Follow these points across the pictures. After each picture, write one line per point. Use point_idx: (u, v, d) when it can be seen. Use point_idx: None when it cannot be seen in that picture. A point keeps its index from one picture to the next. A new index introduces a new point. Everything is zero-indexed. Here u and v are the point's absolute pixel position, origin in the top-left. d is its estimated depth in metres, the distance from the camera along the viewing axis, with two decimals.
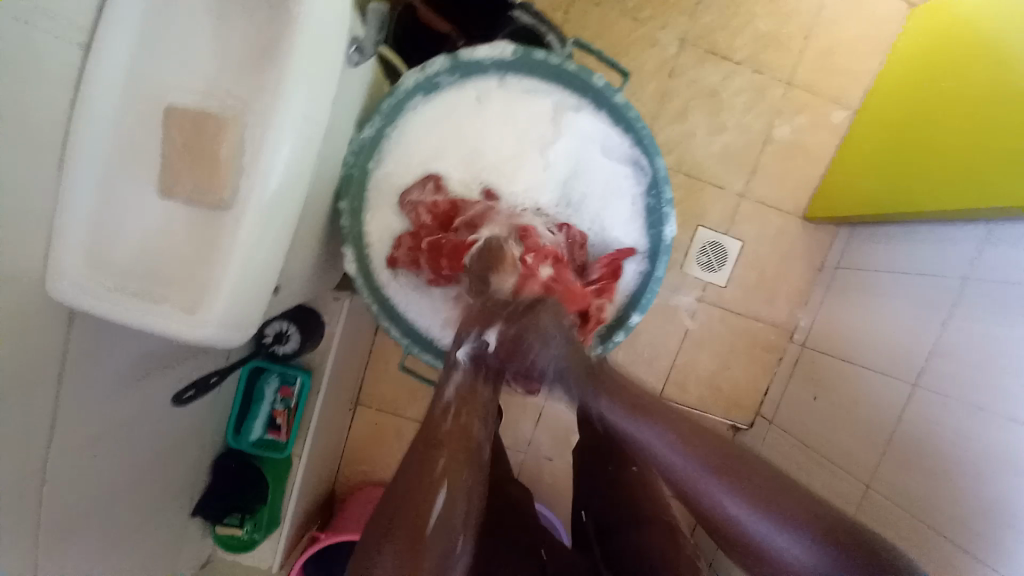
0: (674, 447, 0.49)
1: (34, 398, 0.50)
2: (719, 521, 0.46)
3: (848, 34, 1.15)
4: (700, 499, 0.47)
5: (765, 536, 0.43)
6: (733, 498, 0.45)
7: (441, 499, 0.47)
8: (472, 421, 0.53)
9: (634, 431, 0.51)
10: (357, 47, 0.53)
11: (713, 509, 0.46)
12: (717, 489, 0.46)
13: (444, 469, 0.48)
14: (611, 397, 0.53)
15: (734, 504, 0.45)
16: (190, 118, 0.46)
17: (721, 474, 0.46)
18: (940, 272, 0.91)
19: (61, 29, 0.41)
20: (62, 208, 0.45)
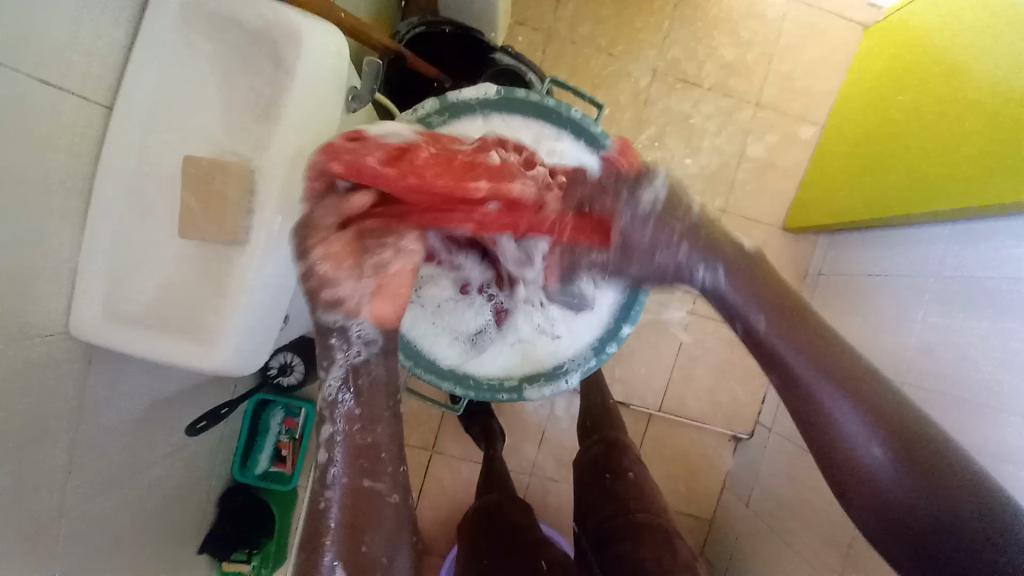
0: (795, 345, 0.49)
1: (53, 435, 0.52)
2: (812, 409, 0.47)
3: (807, 57, 1.24)
4: (804, 389, 0.47)
5: (856, 430, 0.44)
6: (840, 396, 0.46)
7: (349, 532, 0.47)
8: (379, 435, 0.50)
9: (746, 317, 0.52)
10: (353, 97, 0.59)
11: (811, 399, 0.47)
12: (837, 398, 0.46)
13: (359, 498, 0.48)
14: (755, 293, 0.53)
15: (840, 401, 0.46)
16: (202, 168, 0.50)
17: (837, 377, 0.47)
18: (913, 273, 0.97)
19: (84, 92, 0.46)
20: (84, 255, 0.49)
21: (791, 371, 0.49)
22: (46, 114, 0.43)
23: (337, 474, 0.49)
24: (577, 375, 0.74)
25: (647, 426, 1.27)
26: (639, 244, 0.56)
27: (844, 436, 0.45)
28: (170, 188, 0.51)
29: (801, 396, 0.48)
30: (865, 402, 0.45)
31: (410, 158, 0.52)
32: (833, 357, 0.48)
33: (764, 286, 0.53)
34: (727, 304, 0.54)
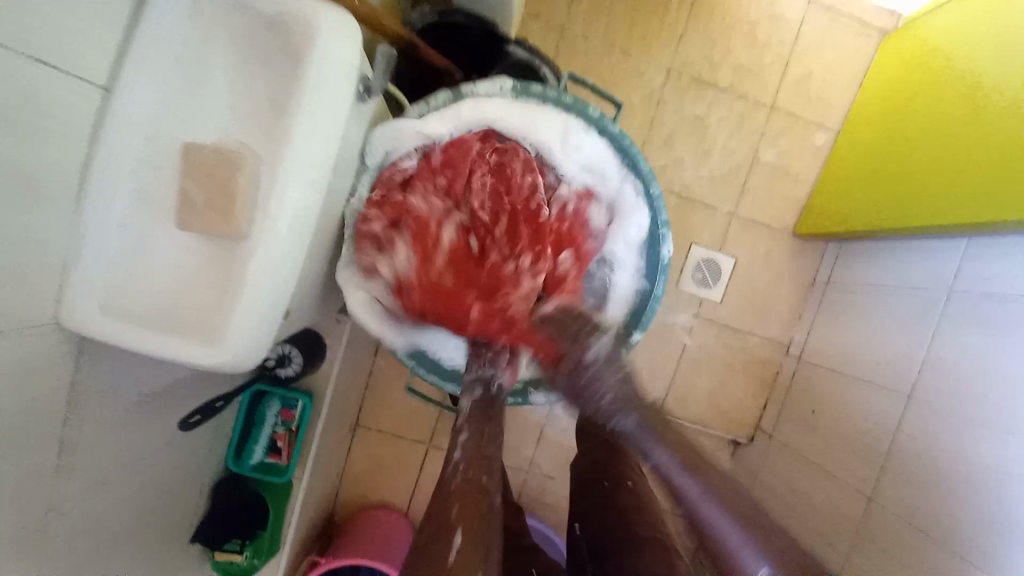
0: (700, 485, 0.61)
1: (46, 430, 0.51)
2: (713, 538, 0.59)
3: (824, 62, 1.21)
4: (703, 522, 0.59)
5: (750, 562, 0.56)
6: (740, 529, 0.57)
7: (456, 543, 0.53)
8: (479, 476, 0.59)
9: (652, 453, 0.63)
10: (366, 88, 0.56)
11: (711, 529, 0.59)
12: (734, 531, 0.57)
13: (457, 516, 0.55)
14: (659, 436, 0.63)
15: (740, 534, 0.57)
16: (208, 160, 0.48)
17: (728, 506, 0.59)
18: (926, 287, 0.95)
19: (83, 74, 0.43)
20: (80, 248, 0.47)
21: (703, 513, 0.59)
22: (46, 98, 0.40)
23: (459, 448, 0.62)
24: None
25: None
26: (581, 382, 0.63)
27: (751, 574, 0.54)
28: (169, 179, 0.49)
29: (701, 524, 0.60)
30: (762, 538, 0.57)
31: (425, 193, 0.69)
32: (729, 498, 0.60)
33: (665, 430, 0.64)
34: (640, 443, 0.64)
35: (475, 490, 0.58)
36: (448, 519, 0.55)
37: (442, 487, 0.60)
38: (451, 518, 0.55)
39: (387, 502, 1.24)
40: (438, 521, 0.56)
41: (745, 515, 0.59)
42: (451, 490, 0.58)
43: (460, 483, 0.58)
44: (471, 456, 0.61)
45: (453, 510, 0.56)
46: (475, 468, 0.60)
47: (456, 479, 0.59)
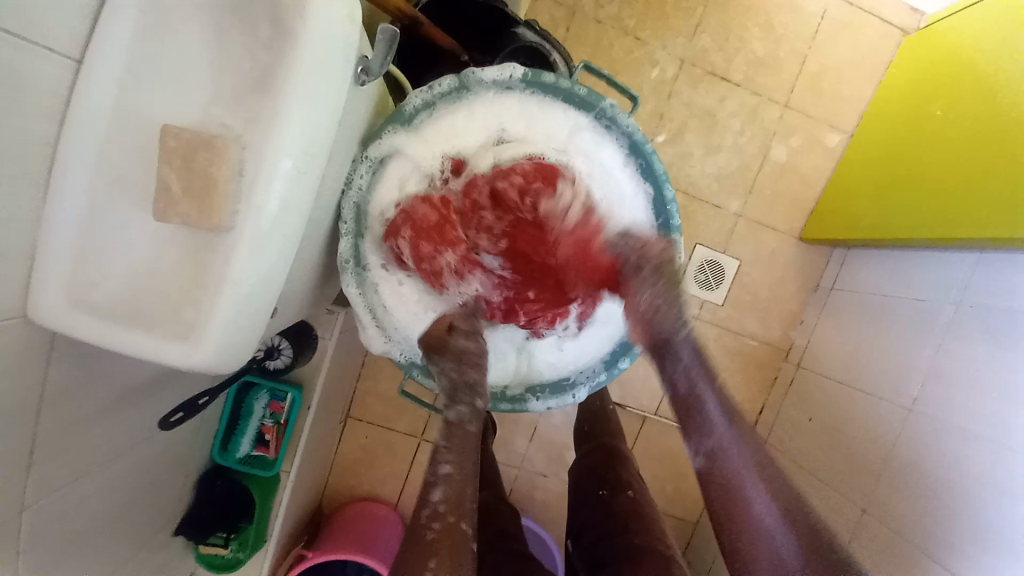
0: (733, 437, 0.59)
1: (13, 426, 0.47)
2: (730, 506, 0.56)
3: (841, 58, 1.17)
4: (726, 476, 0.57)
5: (769, 522, 0.53)
6: (760, 491, 0.55)
7: None
8: (456, 511, 0.53)
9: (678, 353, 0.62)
10: (363, 69, 0.51)
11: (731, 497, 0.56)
12: (757, 491, 0.55)
13: (438, 560, 0.50)
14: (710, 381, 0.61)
15: (759, 495, 0.55)
16: (184, 141, 0.43)
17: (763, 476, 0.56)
18: (933, 298, 0.92)
19: (53, 45, 0.40)
20: (45, 233, 0.43)
21: (718, 450, 0.58)
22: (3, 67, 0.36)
23: (439, 470, 0.55)
24: (585, 390, 0.71)
25: (640, 429, 1.24)
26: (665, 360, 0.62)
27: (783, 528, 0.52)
28: (146, 161, 0.45)
29: (719, 496, 0.57)
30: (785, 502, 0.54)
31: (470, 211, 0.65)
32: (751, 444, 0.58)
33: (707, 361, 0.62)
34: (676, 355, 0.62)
35: (455, 538, 0.52)
36: (427, 571, 0.49)
37: (416, 527, 0.54)
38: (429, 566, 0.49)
39: (373, 494, 1.22)
40: (413, 567, 0.50)
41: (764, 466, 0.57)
42: (426, 539, 0.52)
43: (438, 530, 0.52)
44: (446, 490, 0.54)
45: (432, 559, 0.50)
46: (454, 503, 0.54)
47: (433, 526, 0.52)
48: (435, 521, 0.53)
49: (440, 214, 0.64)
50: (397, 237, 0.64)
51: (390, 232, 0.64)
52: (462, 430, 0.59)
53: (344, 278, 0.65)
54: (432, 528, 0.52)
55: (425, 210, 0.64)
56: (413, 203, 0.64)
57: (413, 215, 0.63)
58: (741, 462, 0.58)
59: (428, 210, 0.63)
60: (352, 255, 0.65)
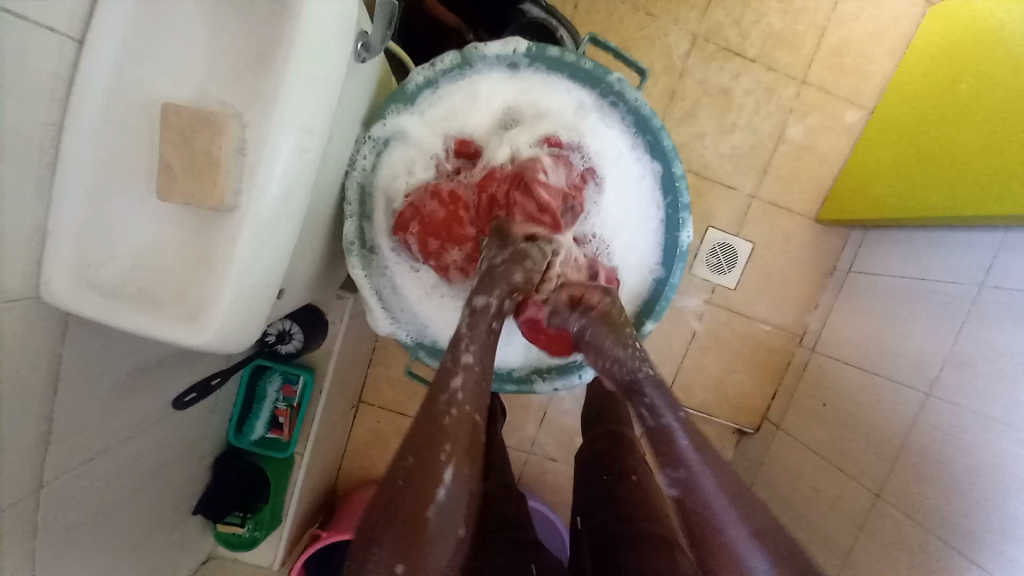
0: (707, 468, 0.57)
1: (29, 406, 0.49)
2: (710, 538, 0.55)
3: (863, 32, 1.12)
4: (705, 508, 0.56)
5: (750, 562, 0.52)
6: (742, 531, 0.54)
7: (446, 486, 0.46)
8: (473, 412, 0.50)
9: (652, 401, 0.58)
10: (364, 44, 0.51)
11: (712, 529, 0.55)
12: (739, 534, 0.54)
13: (447, 457, 0.47)
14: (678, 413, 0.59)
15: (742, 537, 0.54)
16: (185, 119, 0.43)
17: (742, 511, 0.55)
18: (955, 281, 0.89)
19: (52, 24, 0.39)
20: (53, 214, 0.43)
21: (697, 491, 0.56)
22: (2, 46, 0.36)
23: (456, 380, 0.51)
24: (591, 370, 0.69)
25: None
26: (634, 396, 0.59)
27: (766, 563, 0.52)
28: (149, 141, 0.45)
29: (699, 526, 0.56)
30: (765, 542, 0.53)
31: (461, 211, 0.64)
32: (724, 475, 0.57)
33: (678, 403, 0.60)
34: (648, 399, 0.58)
35: (470, 431, 0.49)
36: (440, 460, 0.46)
37: (428, 414, 0.49)
38: (441, 458, 0.46)
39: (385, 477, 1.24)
40: (426, 457, 0.46)
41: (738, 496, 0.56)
42: (442, 425, 0.48)
43: (455, 420, 0.49)
44: (465, 392, 0.50)
45: (445, 449, 0.46)
46: (473, 402, 0.50)
47: (451, 414, 0.49)
48: (451, 411, 0.49)
49: (448, 210, 0.63)
50: (406, 231, 0.65)
51: (399, 224, 0.65)
52: (484, 326, 0.54)
53: (349, 259, 0.64)
54: (445, 436, 0.47)
55: (433, 207, 0.63)
56: (420, 197, 0.64)
57: (422, 211, 0.63)
58: (716, 494, 0.56)
59: (436, 206, 0.63)
60: (356, 237, 0.64)
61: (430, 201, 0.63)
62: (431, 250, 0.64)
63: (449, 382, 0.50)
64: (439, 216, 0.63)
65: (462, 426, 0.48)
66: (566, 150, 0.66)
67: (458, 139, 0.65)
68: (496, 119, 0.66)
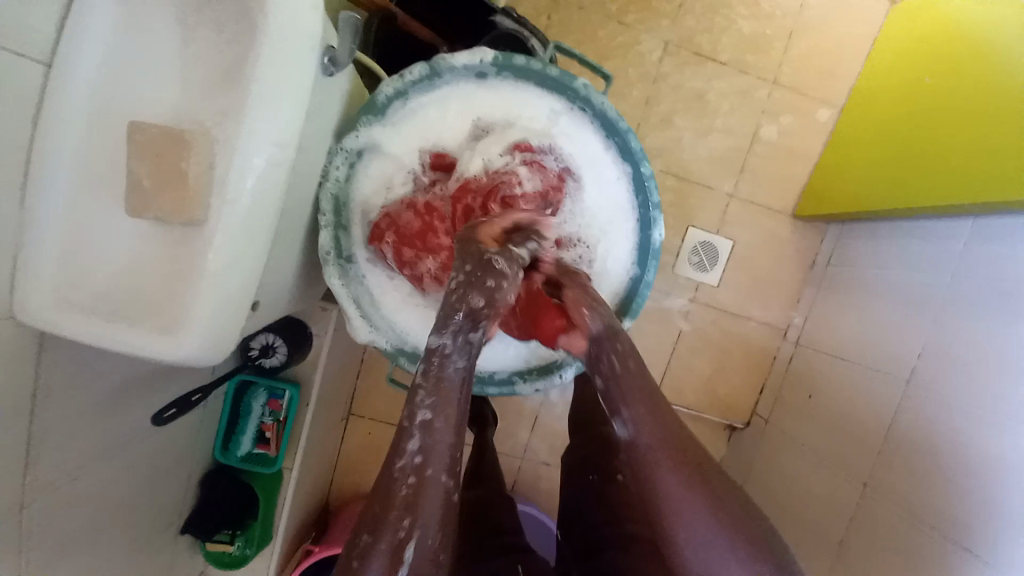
0: (648, 423, 0.52)
1: (8, 428, 0.49)
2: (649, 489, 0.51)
3: (830, 33, 1.16)
4: (643, 464, 0.51)
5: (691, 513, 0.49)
6: (679, 482, 0.50)
7: (408, 567, 0.41)
8: (436, 474, 0.44)
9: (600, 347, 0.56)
10: (330, 58, 0.52)
11: (651, 482, 0.51)
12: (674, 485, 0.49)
13: (408, 533, 0.41)
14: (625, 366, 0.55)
15: (679, 487, 0.49)
16: (156, 136, 0.44)
17: (681, 467, 0.50)
18: (930, 270, 0.91)
19: (24, 49, 0.40)
20: (27, 236, 0.44)
21: (640, 449, 0.52)
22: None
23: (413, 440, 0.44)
24: (572, 369, 0.70)
25: None
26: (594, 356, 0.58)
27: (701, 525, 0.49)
28: (122, 161, 0.46)
29: (642, 479, 0.52)
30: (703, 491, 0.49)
31: (433, 219, 0.65)
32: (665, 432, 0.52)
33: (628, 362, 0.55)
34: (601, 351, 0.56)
35: (436, 498, 0.43)
36: (399, 537, 0.41)
37: (388, 473, 0.44)
38: (399, 536, 0.41)
39: None
40: (381, 530, 0.42)
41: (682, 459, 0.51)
42: (399, 498, 0.43)
43: (414, 488, 0.43)
44: (423, 451, 0.44)
45: (404, 526, 0.41)
46: (434, 463, 0.44)
47: (409, 481, 0.43)
48: (409, 478, 0.43)
49: (422, 221, 0.65)
50: (381, 241, 0.66)
51: (376, 234, 0.66)
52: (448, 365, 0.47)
53: (328, 272, 0.65)
54: (401, 508, 0.42)
55: (406, 217, 0.65)
56: (397, 209, 0.66)
57: (394, 219, 0.65)
58: (657, 451, 0.51)
59: (412, 217, 0.65)
60: (333, 247, 0.65)
61: (405, 212, 0.65)
62: (406, 259, 0.65)
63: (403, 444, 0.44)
64: (414, 227, 0.65)
65: (424, 492, 0.43)
66: (538, 155, 0.67)
67: (431, 149, 0.67)
68: (468, 128, 0.67)
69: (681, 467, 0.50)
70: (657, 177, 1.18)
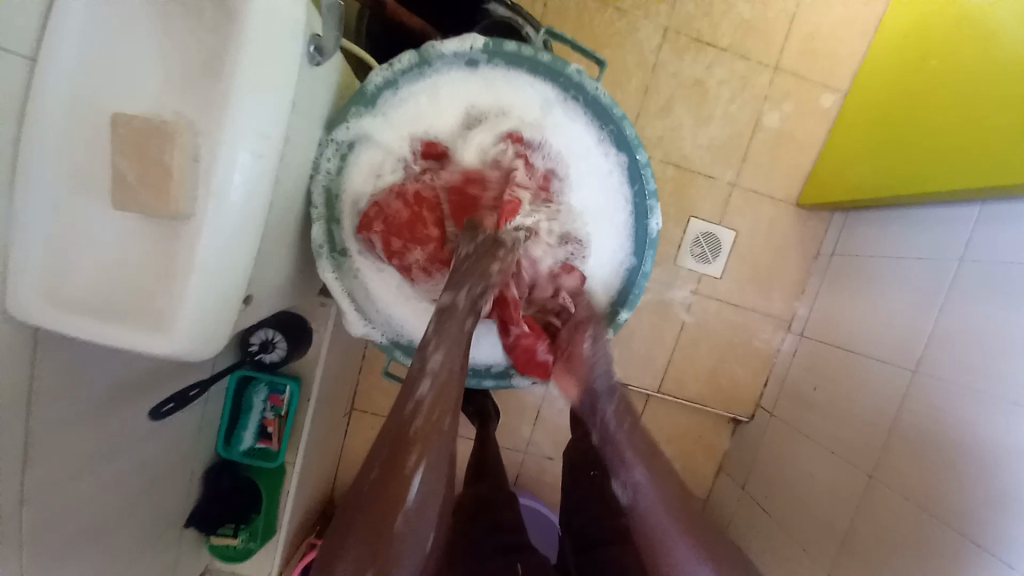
0: (657, 490, 0.54)
1: (4, 423, 0.49)
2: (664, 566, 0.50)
3: (832, 17, 1.13)
4: (656, 536, 0.51)
5: None
6: (695, 555, 0.50)
7: (415, 491, 0.46)
8: (444, 417, 0.50)
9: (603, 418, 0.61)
10: (316, 48, 0.51)
11: (668, 556, 0.50)
12: (686, 553, 0.50)
13: (416, 463, 0.47)
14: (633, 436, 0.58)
15: (694, 560, 0.49)
16: (137, 129, 0.43)
17: (693, 535, 0.51)
18: (935, 257, 0.90)
19: (8, 43, 0.40)
20: (19, 234, 0.43)
21: (647, 511, 0.53)
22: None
23: (427, 387, 0.51)
24: None
25: (644, 407, 1.24)
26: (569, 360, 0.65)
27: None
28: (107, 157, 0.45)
29: (656, 553, 0.51)
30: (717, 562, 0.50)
31: (423, 208, 0.64)
32: (671, 495, 0.54)
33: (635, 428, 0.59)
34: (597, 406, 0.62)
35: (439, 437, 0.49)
36: (408, 466, 0.47)
37: (399, 420, 0.50)
38: (409, 464, 0.47)
39: None
40: (393, 464, 0.47)
41: (688, 517, 0.52)
42: (411, 432, 0.48)
43: (425, 423, 0.49)
44: (435, 398, 0.51)
45: (412, 458, 0.47)
46: (441, 410, 0.50)
47: (419, 418, 0.49)
48: (420, 418, 0.49)
49: (411, 211, 0.64)
50: (370, 230, 0.64)
51: (362, 225, 0.64)
52: (454, 319, 0.56)
53: (321, 264, 0.65)
54: (415, 443, 0.48)
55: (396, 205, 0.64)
56: (385, 198, 0.65)
57: (382, 207, 0.64)
58: (664, 516, 0.52)
59: (400, 206, 0.64)
60: (326, 240, 0.65)
61: (393, 200, 0.64)
62: (393, 248, 0.65)
63: (419, 389, 0.51)
64: (403, 216, 0.64)
65: (433, 429, 0.49)
66: (528, 148, 0.67)
67: (421, 139, 0.66)
68: (460, 118, 0.66)
69: (689, 531, 0.51)
70: (657, 167, 1.16)
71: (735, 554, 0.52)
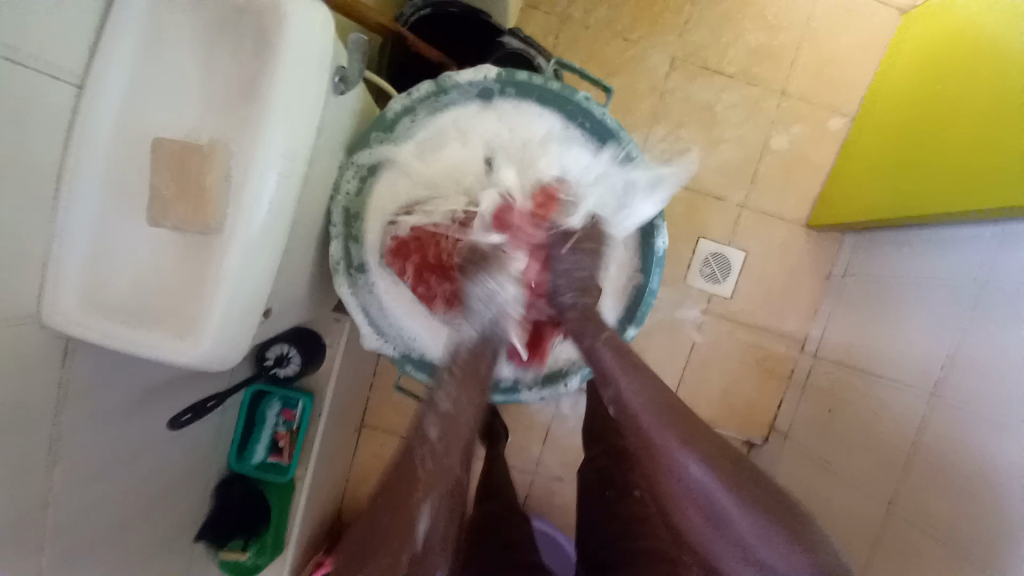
0: (640, 393, 0.57)
1: (37, 425, 0.51)
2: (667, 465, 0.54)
3: (840, 44, 1.16)
4: (651, 443, 0.55)
5: (702, 478, 0.51)
6: (683, 446, 0.53)
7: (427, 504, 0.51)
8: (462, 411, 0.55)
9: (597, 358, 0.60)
10: (341, 78, 0.55)
11: (666, 456, 0.54)
12: (676, 446, 0.53)
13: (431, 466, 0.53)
14: (629, 374, 0.58)
15: (684, 450, 0.53)
16: (176, 149, 0.47)
17: (679, 431, 0.54)
18: (950, 279, 0.89)
19: (58, 69, 0.44)
20: (62, 243, 0.47)
21: (631, 413, 0.57)
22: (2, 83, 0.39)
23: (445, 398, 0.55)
24: (577, 378, 0.71)
25: None
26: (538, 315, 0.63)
27: (719, 500, 0.50)
28: (146, 175, 0.49)
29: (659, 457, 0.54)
30: (705, 449, 0.52)
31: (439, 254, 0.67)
32: (657, 398, 0.56)
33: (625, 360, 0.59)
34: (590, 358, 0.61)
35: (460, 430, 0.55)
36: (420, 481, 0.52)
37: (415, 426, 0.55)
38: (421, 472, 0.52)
39: None
40: (409, 477, 0.52)
41: (738, 478, 0.51)
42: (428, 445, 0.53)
43: (439, 429, 0.54)
44: (449, 417, 0.55)
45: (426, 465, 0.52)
46: (454, 423, 0.55)
47: (435, 424, 0.54)
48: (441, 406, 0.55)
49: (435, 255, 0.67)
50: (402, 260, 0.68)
51: (391, 249, 0.69)
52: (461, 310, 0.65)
53: (338, 281, 0.67)
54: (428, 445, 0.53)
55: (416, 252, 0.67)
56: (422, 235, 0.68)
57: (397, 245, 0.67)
58: (651, 418, 0.55)
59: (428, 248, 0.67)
60: (343, 257, 0.67)
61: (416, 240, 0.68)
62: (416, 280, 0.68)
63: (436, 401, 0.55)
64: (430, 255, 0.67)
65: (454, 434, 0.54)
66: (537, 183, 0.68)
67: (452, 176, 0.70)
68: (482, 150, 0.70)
69: (676, 428, 0.54)
70: None
71: (729, 444, 0.54)
